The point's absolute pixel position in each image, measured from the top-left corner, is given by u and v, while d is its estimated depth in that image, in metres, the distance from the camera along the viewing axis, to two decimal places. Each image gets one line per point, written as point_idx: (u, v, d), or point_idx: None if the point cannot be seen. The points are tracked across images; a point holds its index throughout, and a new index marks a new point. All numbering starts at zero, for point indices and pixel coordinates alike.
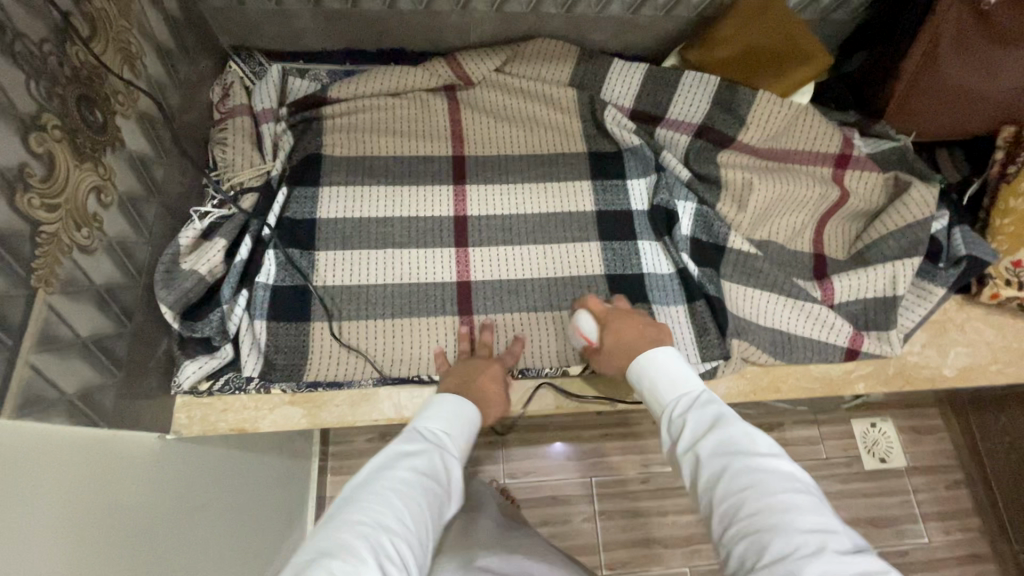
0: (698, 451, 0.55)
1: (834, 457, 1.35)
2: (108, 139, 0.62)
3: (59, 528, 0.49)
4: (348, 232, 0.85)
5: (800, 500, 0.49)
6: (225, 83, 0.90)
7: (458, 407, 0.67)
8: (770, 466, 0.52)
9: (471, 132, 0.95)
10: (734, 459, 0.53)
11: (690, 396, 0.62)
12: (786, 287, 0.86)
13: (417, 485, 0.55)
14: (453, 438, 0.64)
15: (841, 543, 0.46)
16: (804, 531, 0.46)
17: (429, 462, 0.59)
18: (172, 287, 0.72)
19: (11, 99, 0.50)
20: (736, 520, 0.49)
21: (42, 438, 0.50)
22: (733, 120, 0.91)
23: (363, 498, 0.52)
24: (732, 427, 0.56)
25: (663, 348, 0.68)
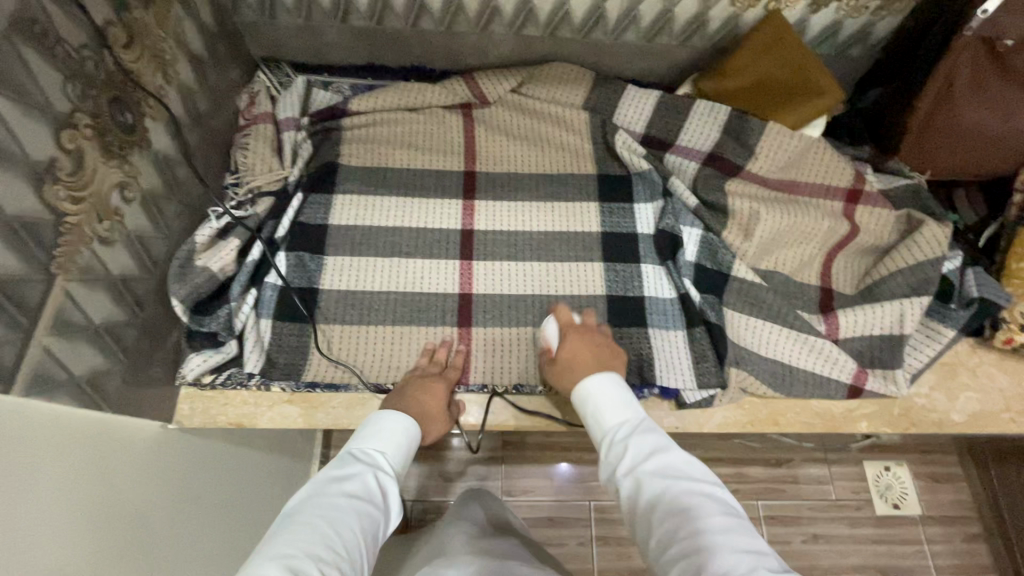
0: (640, 473, 0.59)
1: (842, 498, 1.31)
2: (135, 139, 0.66)
3: (54, 504, 0.51)
4: (358, 239, 0.88)
5: (735, 525, 0.53)
6: (252, 91, 0.94)
7: (394, 428, 0.69)
8: (707, 492, 0.57)
9: (483, 149, 0.97)
10: (673, 482, 0.57)
11: (631, 421, 0.65)
12: (789, 320, 0.86)
13: (351, 510, 0.57)
14: (389, 461, 0.66)
15: (771, 563, 0.50)
16: (740, 552, 0.50)
17: (361, 487, 0.61)
18: (184, 282, 0.74)
19: (49, 98, 0.53)
20: (677, 542, 0.53)
21: (46, 420, 0.52)
22: (743, 150, 0.91)
23: (292, 529, 0.53)
24: (671, 454, 0.60)
25: (608, 373, 0.70)
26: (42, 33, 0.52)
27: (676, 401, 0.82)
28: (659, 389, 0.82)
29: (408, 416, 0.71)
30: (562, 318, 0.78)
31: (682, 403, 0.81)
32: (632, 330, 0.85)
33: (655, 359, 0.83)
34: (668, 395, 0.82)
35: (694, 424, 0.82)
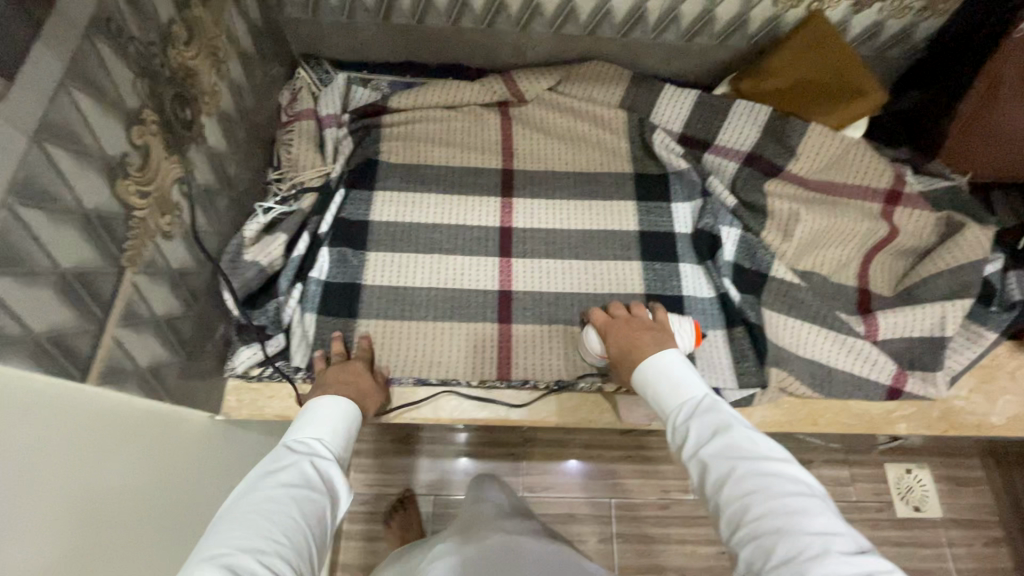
0: (702, 455, 0.59)
1: (864, 500, 1.31)
2: (193, 135, 0.67)
3: (108, 494, 0.52)
4: (399, 235, 0.89)
5: (805, 505, 0.54)
6: (294, 87, 0.96)
7: (328, 411, 0.69)
8: (776, 471, 0.57)
9: (520, 147, 0.98)
10: (738, 464, 0.57)
11: (691, 401, 0.64)
12: (828, 320, 0.86)
13: (289, 503, 0.58)
14: (330, 445, 0.67)
15: (843, 544, 0.51)
16: (809, 535, 0.51)
17: (299, 475, 0.61)
18: (235, 276, 0.77)
19: (122, 95, 0.54)
20: (745, 525, 0.54)
21: (110, 411, 0.54)
22: (784, 150, 0.91)
23: (228, 528, 0.54)
24: (734, 434, 0.59)
25: (665, 352, 0.69)
26: (117, 31, 0.53)
27: None
28: None
29: (342, 399, 0.71)
30: (597, 320, 0.77)
31: (723, 402, 0.82)
32: None
33: (696, 357, 0.84)
34: (708, 394, 0.83)
35: None
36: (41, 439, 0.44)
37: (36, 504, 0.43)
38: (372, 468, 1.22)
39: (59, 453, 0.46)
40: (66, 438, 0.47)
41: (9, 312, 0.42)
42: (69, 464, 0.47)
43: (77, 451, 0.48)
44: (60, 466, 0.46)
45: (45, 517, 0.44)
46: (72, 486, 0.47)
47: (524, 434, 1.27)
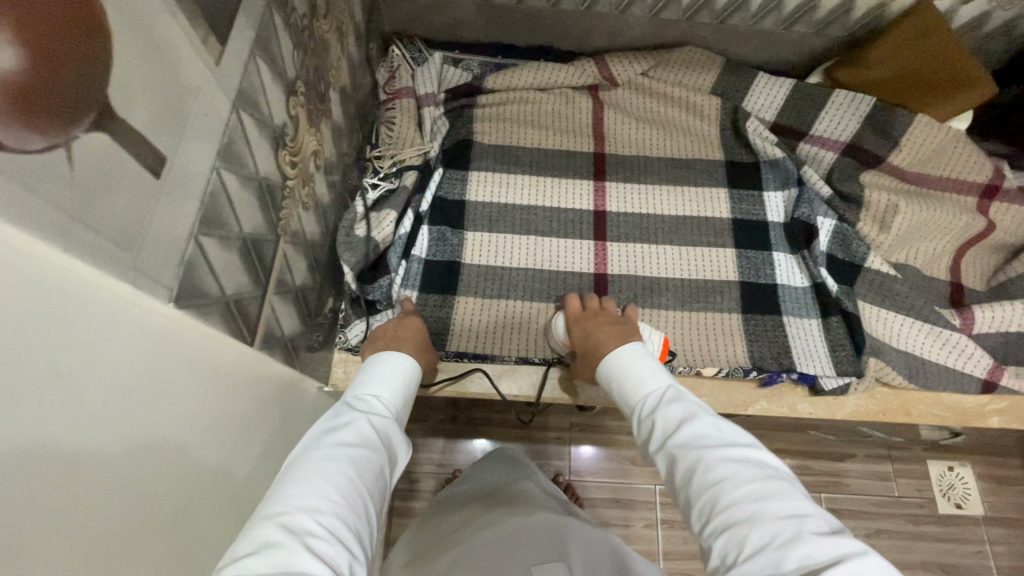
0: (669, 445, 0.56)
1: (905, 496, 1.32)
2: (323, 108, 0.68)
3: (247, 460, 0.54)
4: (494, 216, 0.90)
5: (776, 488, 0.50)
6: (392, 66, 0.97)
7: (388, 370, 0.66)
8: (743, 457, 0.54)
9: (612, 131, 0.98)
10: (704, 452, 0.54)
11: (656, 392, 0.63)
12: (925, 313, 0.86)
13: (345, 458, 0.53)
14: (389, 406, 0.63)
15: (817, 526, 0.47)
16: (782, 519, 0.47)
17: (357, 433, 0.57)
18: (352, 250, 0.80)
19: (285, 64, 0.55)
20: (715, 516, 0.50)
21: (255, 380, 0.55)
22: (885, 141, 0.91)
23: (285, 484, 0.50)
24: (700, 421, 0.57)
25: (629, 346, 0.69)
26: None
27: (812, 388, 0.83)
28: (796, 375, 0.83)
29: (410, 359, 0.69)
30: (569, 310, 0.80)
31: (818, 389, 0.82)
32: (766, 317, 0.87)
33: (791, 345, 0.85)
34: (804, 381, 0.83)
35: (827, 410, 0.84)
36: (211, 409, 0.46)
37: (204, 469, 0.45)
38: (429, 447, 1.23)
39: (223, 416, 0.48)
40: (230, 403, 0.49)
41: (213, 273, 0.44)
42: (219, 432, 0.48)
43: (227, 421, 0.49)
44: (223, 429, 0.48)
45: (212, 477, 0.47)
46: (228, 449, 0.50)
47: (572, 419, 1.27)
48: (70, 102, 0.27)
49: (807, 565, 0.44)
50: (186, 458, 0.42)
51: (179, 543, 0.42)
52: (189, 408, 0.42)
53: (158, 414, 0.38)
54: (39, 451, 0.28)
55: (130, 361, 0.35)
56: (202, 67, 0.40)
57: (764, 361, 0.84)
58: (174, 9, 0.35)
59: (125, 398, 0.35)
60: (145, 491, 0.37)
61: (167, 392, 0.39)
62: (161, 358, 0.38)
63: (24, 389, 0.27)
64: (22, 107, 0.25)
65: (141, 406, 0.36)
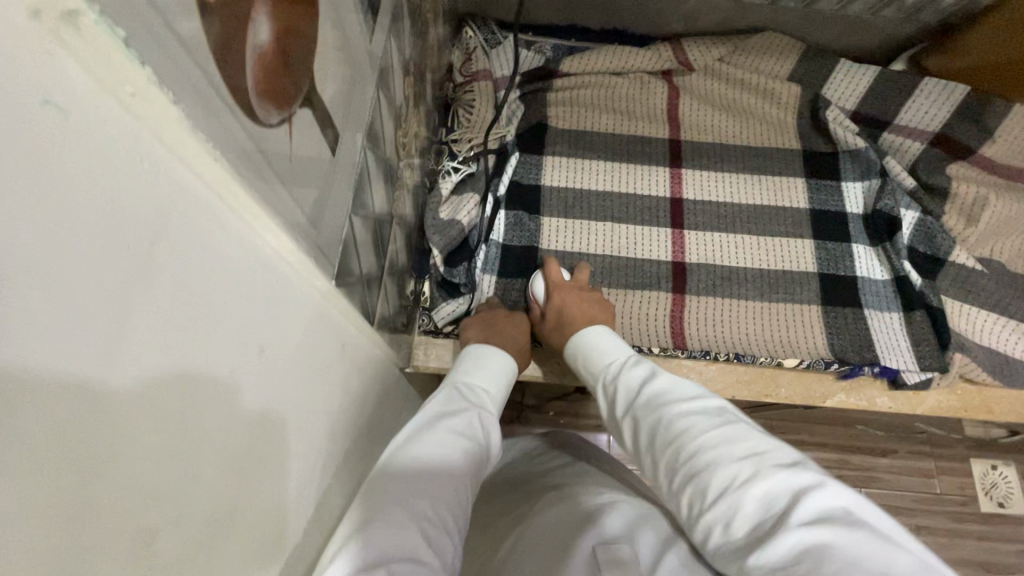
0: (632, 411, 0.60)
1: (949, 493, 1.31)
2: (422, 89, 0.68)
3: (359, 437, 0.55)
4: (571, 202, 0.90)
5: (731, 432, 0.52)
6: (467, 48, 0.96)
7: (492, 365, 0.67)
8: (699, 408, 0.56)
9: (687, 117, 0.97)
10: (662, 411, 0.57)
11: (615, 362, 0.67)
12: (1009, 309, 0.85)
13: (457, 448, 0.54)
14: (491, 401, 0.64)
15: (773, 460, 0.49)
16: (739, 460, 0.49)
17: (467, 423, 0.57)
18: (441, 234, 0.81)
19: (405, 44, 0.54)
20: (678, 468, 0.52)
21: (366, 359, 0.55)
22: (976, 131, 0.88)
23: (404, 462, 0.51)
24: (655, 383, 0.60)
25: (598, 326, 0.71)
26: None
27: (892, 382, 0.82)
28: (878, 369, 0.82)
29: (510, 357, 0.70)
30: (551, 276, 0.80)
31: (900, 383, 0.82)
32: (846, 309, 0.86)
33: (875, 339, 0.84)
34: (886, 374, 0.82)
35: (905, 405, 0.83)
36: (342, 387, 0.48)
37: (334, 444, 0.47)
38: None
39: (349, 393, 0.50)
40: (353, 381, 0.51)
41: (357, 254, 0.44)
42: (345, 409, 0.49)
43: (350, 399, 0.51)
44: (348, 406, 0.50)
45: (338, 451, 0.49)
46: (349, 426, 0.52)
47: None
48: (292, 78, 0.28)
49: (767, 501, 0.46)
50: (327, 432, 0.45)
51: (316, 513, 0.44)
52: (329, 384, 0.44)
53: (305, 388, 0.39)
54: (214, 402, 0.27)
55: (295, 336, 0.35)
56: (361, 44, 0.39)
57: (846, 353, 0.83)
58: None
59: (300, 373, 0.37)
60: (301, 461, 0.40)
61: (321, 369, 0.42)
62: (314, 335, 0.39)
63: (247, 364, 0.30)
64: (265, 82, 0.25)
65: (308, 382, 0.39)
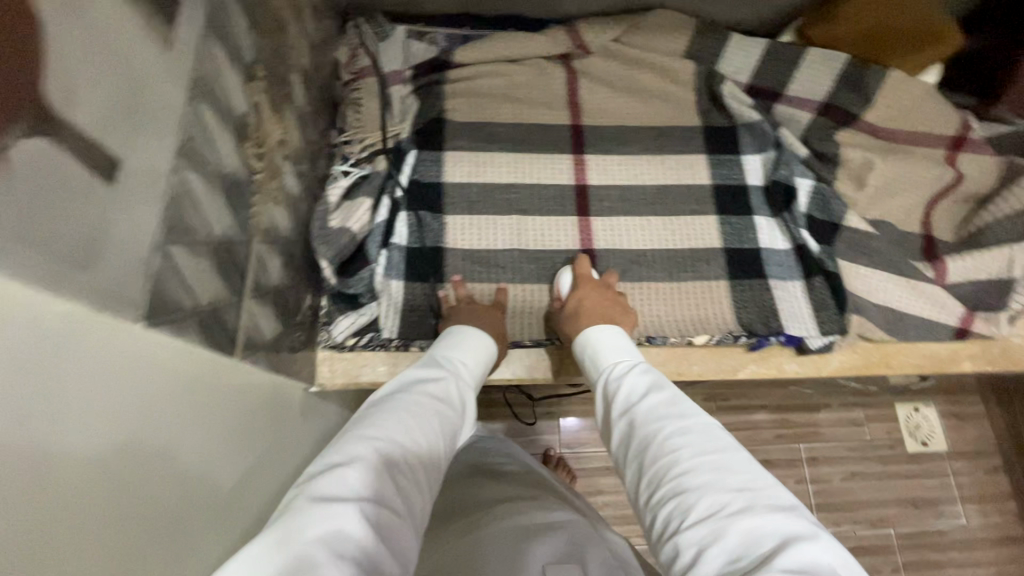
0: (630, 415, 0.58)
1: (876, 438, 1.37)
2: (286, 93, 0.63)
3: (246, 471, 0.51)
4: (474, 197, 0.87)
5: (728, 462, 0.51)
6: (352, 43, 0.91)
7: (474, 340, 0.67)
8: (702, 429, 0.54)
9: (587, 101, 0.95)
10: (664, 424, 0.55)
11: (628, 367, 0.65)
12: (901, 267, 0.88)
13: (434, 407, 0.55)
14: (470, 370, 0.64)
15: (764, 501, 0.48)
16: (730, 493, 0.49)
17: (444, 389, 0.58)
18: (330, 243, 0.75)
19: (240, 47, 0.50)
20: (666, 479, 0.51)
21: (237, 393, 0.51)
22: (859, 98, 0.91)
23: (380, 417, 0.52)
24: (663, 398, 0.58)
25: (614, 327, 0.71)
26: None
27: (800, 348, 0.85)
28: (784, 338, 0.85)
29: (486, 333, 0.70)
30: (579, 268, 0.81)
31: (806, 349, 0.84)
32: (753, 282, 0.87)
33: (779, 307, 0.86)
34: (792, 343, 0.85)
35: (813, 368, 0.86)
36: (203, 425, 0.44)
37: (204, 488, 0.43)
38: None
39: (216, 429, 0.46)
40: (220, 416, 0.47)
41: (185, 285, 0.40)
42: (211, 446, 0.45)
43: (219, 435, 0.46)
44: (218, 444, 0.46)
45: (213, 492, 0.45)
46: (226, 464, 0.48)
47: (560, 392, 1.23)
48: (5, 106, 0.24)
49: (747, 538, 0.46)
50: (184, 478, 0.41)
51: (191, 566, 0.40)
52: (175, 424, 0.40)
53: (125, 439, 0.34)
54: None
55: (89, 389, 0.31)
56: (149, 50, 0.35)
57: (754, 325, 0.85)
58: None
59: (114, 422, 0.33)
60: (142, 519, 0.35)
61: (156, 412, 0.37)
62: (132, 382, 0.34)
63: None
64: None
65: (134, 429, 0.35)
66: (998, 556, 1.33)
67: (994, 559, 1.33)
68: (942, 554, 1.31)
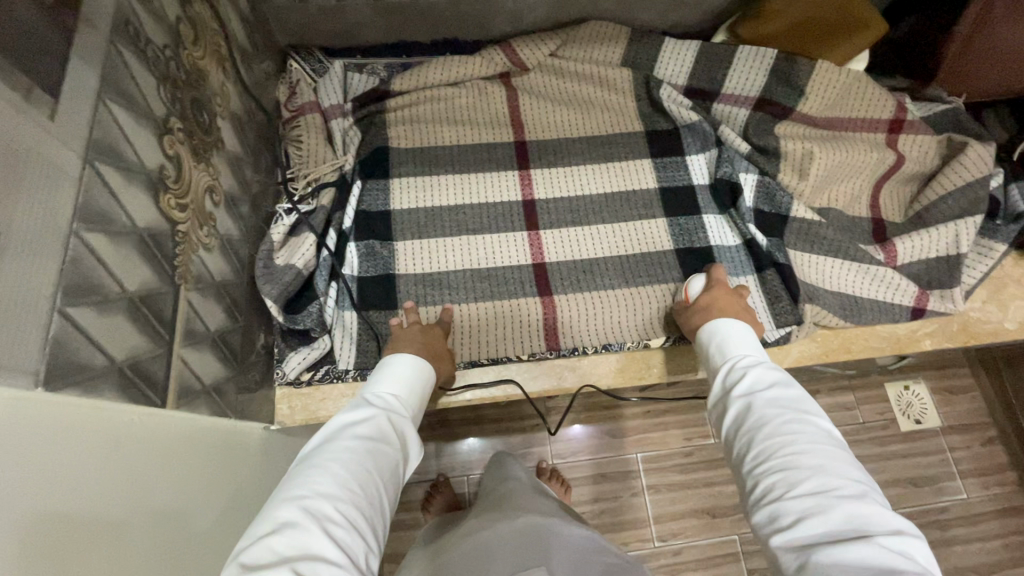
0: (751, 399, 0.57)
1: (870, 421, 1.31)
2: (213, 139, 0.64)
3: (210, 516, 0.52)
4: (423, 221, 0.88)
5: (842, 457, 0.50)
6: (291, 82, 0.93)
7: (400, 369, 0.66)
8: (818, 424, 0.53)
9: (529, 117, 0.96)
10: (785, 411, 0.54)
11: (753, 358, 0.63)
12: (851, 253, 0.89)
13: (365, 450, 0.53)
14: (402, 403, 0.63)
15: (874, 496, 0.47)
16: (842, 478, 0.47)
17: (375, 428, 0.57)
18: (273, 281, 0.76)
19: (149, 104, 0.51)
20: (776, 457, 0.50)
21: (193, 437, 0.52)
22: (793, 91, 0.93)
23: (306, 472, 0.50)
24: (789, 389, 0.57)
25: (743, 325, 0.69)
26: (136, 35, 0.49)
27: (757, 342, 0.86)
28: None
29: (417, 355, 0.69)
30: (714, 274, 0.80)
31: (765, 343, 0.85)
32: None
33: None
34: None
35: (774, 361, 0.86)
36: (156, 476, 0.44)
37: (162, 538, 0.44)
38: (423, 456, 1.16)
39: (175, 477, 0.46)
40: (177, 463, 0.47)
41: (96, 344, 0.41)
42: (170, 494, 0.45)
43: (177, 482, 0.47)
44: (178, 491, 0.47)
45: (173, 541, 0.45)
46: (188, 510, 0.48)
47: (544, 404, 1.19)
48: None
49: (853, 522, 0.44)
50: (139, 531, 0.41)
51: None
52: (120, 481, 0.40)
53: (62, 504, 0.34)
54: None
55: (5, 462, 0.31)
56: (32, 123, 0.36)
57: None
58: None
59: (44, 489, 0.33)
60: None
61: (93, 471, 0.37)
62: (55, 449, 0.34)
63: None
64: None
65: (68, 493, 0.35)
66: (1004, 528, 1.24)
67: (1000, 534, 1.24)
68: (947, 535, 1.23)
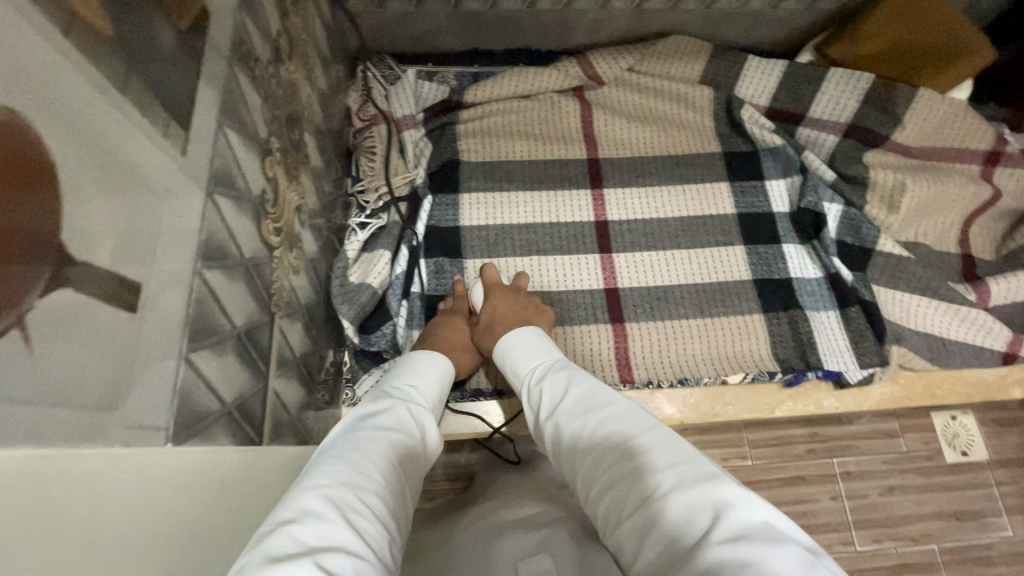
0: (555, 415, 0.54)
1: (914, 451, 1.13)
2: (301, 155, 0.62)
3: None
4: (493, 240, 0.85)
5: (659, 435, 0.46)
6: (364, 88, 0.89)
7: (416, 363, 0.64)
8: (623, 410, 0.50)
9: (603, 133, 0.93)
10: (590, 415, 0.51)
11: (547, 364, 0.61)
12: (940, 291, 0.84)
13: (387, 440, 0.49)
14: (416, 394, 0.59)
15: (695, 466, 0.43)
16: (661, 468, 0.43)
17: (394, 417, 0.52)
18: (351, 301, 0.75)
19: (256, 128, 0.49)
20: (598, 477, 0.47)
21: (282, 471, 0.50)
22: (886, 118, 0.88)
23: (328, 461, 0.44)
24: (581, 383, 0.54)
25: (528, 328, 0.67)
26: (247, 54, 0.47)
27: (837, 382, 0.82)
28: (820, 372, 0.82)
29: (438, 353, 0.68)
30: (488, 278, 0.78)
31: (844, 383, 0.81)
32: (788, 313, 0.84)
33: (816, 341, 0.82)
34: (828, 377, 0.82)
35: (853, 402, 0.82)
36: (251, 520, 0.42)
37: None
38: None
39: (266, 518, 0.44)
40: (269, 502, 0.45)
41: (210, 388, 0.39)
42: None
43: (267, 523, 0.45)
44: None
45: None
46: None
47: None
48: (28, 252, 0.23)
49: (687, 515, 0.40)
50: None
51: None
52: (223, 530, 0.38)
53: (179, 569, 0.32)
54: None
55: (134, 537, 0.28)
56: (168, 160, 0.34)
57: (790, 360, 0.82)
58: (133, 115, 0.30)
59: (167, 555, 0.31)
60: None
61: (202, 527, 0.35)
62: (174, 509, 0.32)
63: None
64: None
65: (184, 553, 0.33)
66: None
67: None
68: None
